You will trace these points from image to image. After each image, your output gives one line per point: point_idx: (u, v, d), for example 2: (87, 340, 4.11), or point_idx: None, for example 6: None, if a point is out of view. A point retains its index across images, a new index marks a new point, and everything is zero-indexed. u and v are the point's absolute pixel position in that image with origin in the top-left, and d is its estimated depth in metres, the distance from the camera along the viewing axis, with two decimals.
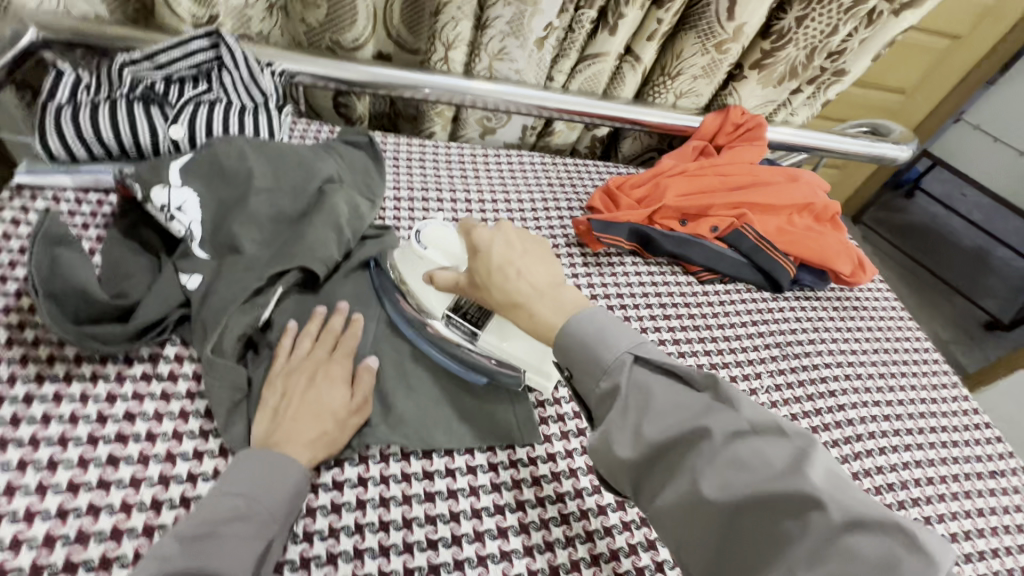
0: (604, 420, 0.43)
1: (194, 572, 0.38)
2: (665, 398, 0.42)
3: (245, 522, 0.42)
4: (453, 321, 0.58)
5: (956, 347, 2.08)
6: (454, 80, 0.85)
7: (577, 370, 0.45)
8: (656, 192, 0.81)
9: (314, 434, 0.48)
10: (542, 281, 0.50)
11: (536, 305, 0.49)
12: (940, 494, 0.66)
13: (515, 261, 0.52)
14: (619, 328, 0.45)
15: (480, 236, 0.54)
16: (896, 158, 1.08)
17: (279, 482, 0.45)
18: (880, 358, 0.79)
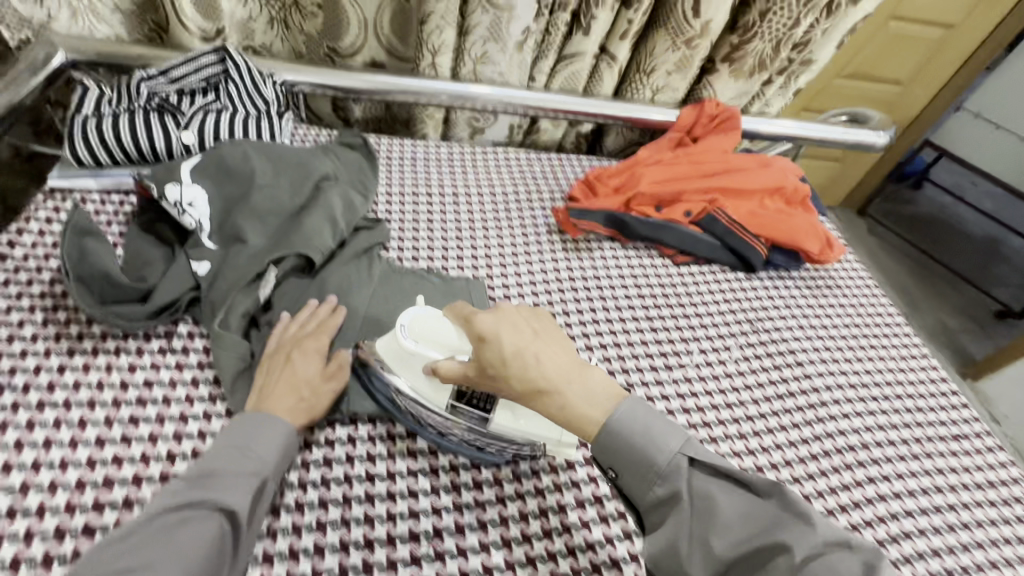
0: (665, 531, 0.44)
1: (202, 501, 0.44)
2: (732, 510, 0.42)
3: (243, 462, 0.48)
4: (460, 408, 0.57)
5: (963, 336, 2.06)
6: (441, 84, 0.91)
7: (625, 472, 0.46)
8: (631, 180, 0.86)
9: (292, 401, 0.54)
10: (565, 364, 0.49)
11: (570, 395, 0.48)
12: (901, 455, 0.69)
13: (531, 346, 0.49)
14: (668, 429, 0.46)
15: (484, 324, 0.51)
16: (874, 144, 1.11)
17: (268, 435, 0.50)
18: (849, 332, 0.83)
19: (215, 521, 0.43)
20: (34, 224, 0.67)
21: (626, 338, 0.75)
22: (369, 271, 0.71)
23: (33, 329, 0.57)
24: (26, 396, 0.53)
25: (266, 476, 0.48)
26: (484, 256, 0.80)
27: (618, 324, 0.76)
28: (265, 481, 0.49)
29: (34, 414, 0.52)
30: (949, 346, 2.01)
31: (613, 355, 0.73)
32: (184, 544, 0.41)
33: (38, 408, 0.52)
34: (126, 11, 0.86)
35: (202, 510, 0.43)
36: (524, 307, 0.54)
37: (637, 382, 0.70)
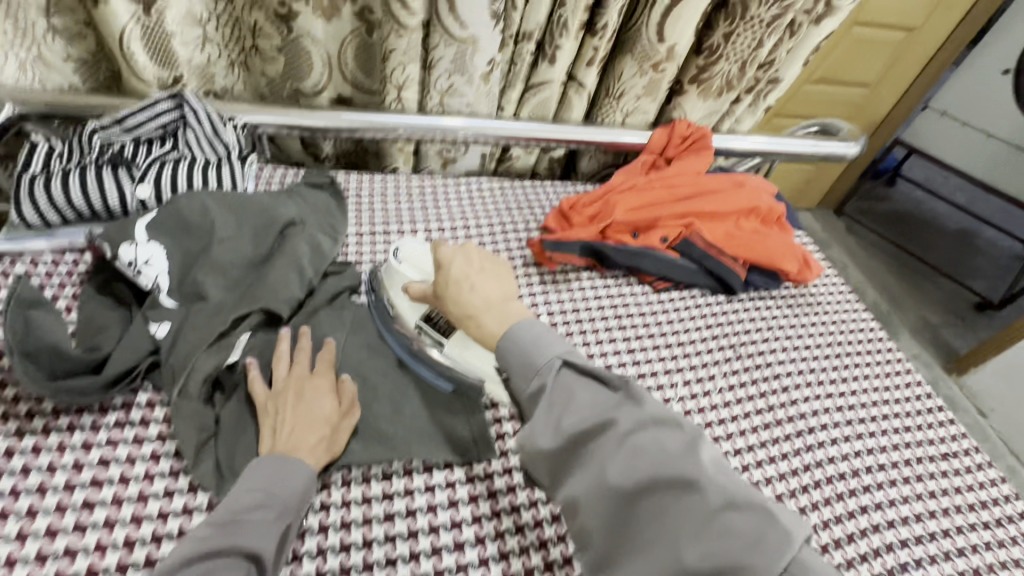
0: (533, 418, 0.47)
1: (233, 548, 0.43)
2: (583, 398, 0.47)
3: (268, 507, 0.47)
4: (424, 330, 0.66)
5: (946, 331, 2.08)
6: (409, 117, 0.90)
7: (513, 375, 0.50)
8: (606, 208, 0.85)
9: (315, 439, 0.54)
10: (493, 296, 0.57)
11: (486, 318, 0.55)
12: (892, 480, 0.68)
13: (473, 276, 0.59)
14: (554, 336, 0.51)
15: (444, 253, 0.61)
16: (846, 155, 1.12)
17: (287, 471, 0.50)
18: (833, 352, 0.82)
19: (242, 566, 0.43)
20: None
21: (609, 373, 0.73)
22: (339, 320, 0.68)
23: None
24: None
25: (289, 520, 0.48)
26: None
27: (600, 357, 0.74)
28: (288, 526, 0.49)
29: None
30: (933, 342, 2.03)
31: None
32: None
33: None
34: (78, 60, 0.83)
35: (228, 557, 0.43)
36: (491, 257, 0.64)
37: None
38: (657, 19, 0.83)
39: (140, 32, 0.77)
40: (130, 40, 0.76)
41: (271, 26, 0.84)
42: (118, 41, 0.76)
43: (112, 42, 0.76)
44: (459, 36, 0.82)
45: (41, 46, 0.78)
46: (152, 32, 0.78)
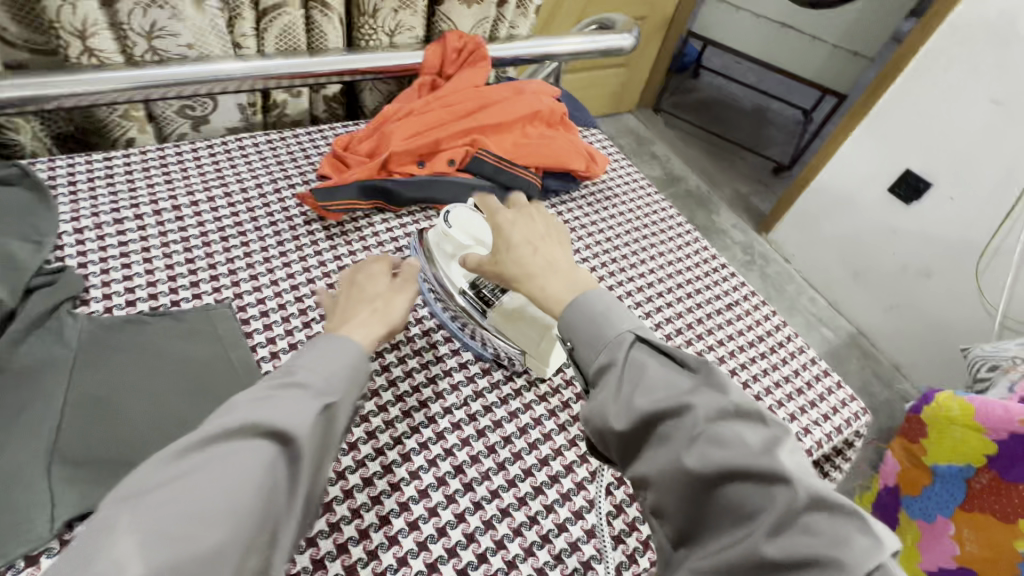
0: (598, 392, 0.42)
1: (253, 426, 0.40)
2: (660, 373, 0.41)
3: (305, 389, 0.44)
4: (468, 295, 0.62)
5: (754, 198, 2.39)
6: (112, 74, 0.71)
7: (578, 345, 0.45)
8: (383, 140, 0.77)
9: (366, 315, 0.54)
10: (556, 259, 0.52)
11: (547, 280, 0.49)
12: (688, 339, 0.73)
13: (534, 240, 0.53)
14: (623, 313, 0.45)
15: (501, 217, 0.55)
16: (625, 46, 1.14)
17: (340, 354, 0.48)
18: (631, 239, 0.85)
19: (264, 451, 0.39)
20: None
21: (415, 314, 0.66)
22: (57, 341, 0.55)
23: None
24: None
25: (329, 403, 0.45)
26: (228, 272, 0.66)
27: None
28: (334, 406, 0.45)
29: None
30: (745, 210, 2.31)
31: (402, 339, 0.64)
32: (226, 478, 0.37)
33: None
34: None
35: (253, 435, 0.39)
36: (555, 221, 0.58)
37: (430, 361, 0.63)
38: None
39: None
40: None
41: None
42: None
43: None
44: None
45: None
46: None
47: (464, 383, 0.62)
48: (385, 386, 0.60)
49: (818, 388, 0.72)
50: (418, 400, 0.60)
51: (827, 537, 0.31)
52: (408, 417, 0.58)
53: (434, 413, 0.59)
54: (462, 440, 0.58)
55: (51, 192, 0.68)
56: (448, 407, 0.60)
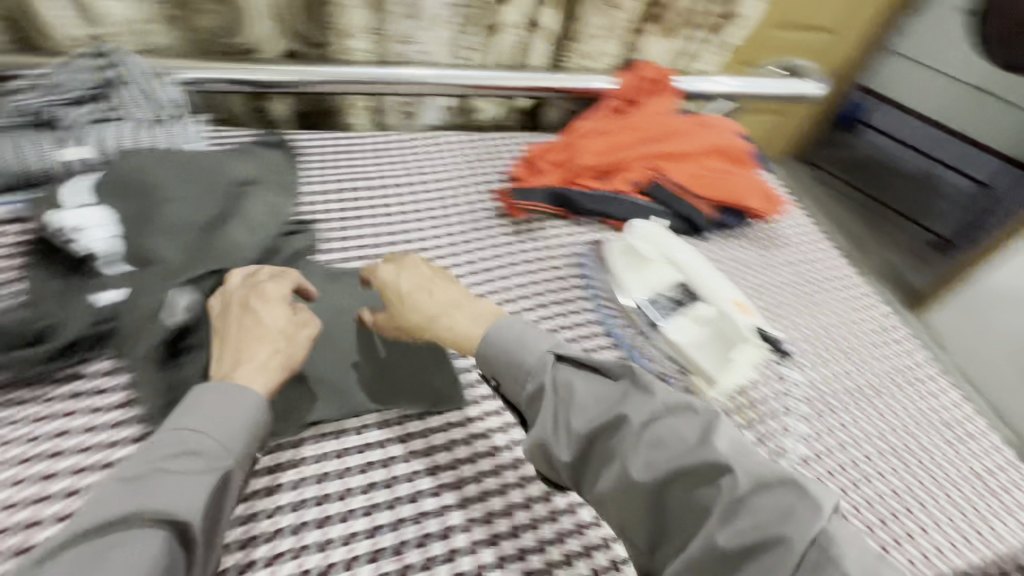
0: (538, 419, 0.47)
1: (138, 513, 0.37)
2: (586, 392, 0.47)
3: (193, 457, 0.42)
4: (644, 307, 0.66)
5: (909, 271, 2.15)
6: (363, 70, 0.86)
7: (502, 380, 0.52)
8: (571, 154, 0.83)
9: (265, 356, 0.49)
10: (452, 297, 0.58)
11: (457, 319, 0.55)
12: (855, 401, 0.69)
13: (422, 283, 0.58)
14: (535, 334, 0.52)
15: (384, 277, 0.59)
16: (810, 94, 1.11)
17: (232, 409, 0.45)
18: (799, 288, 0.83)
19: (160, 535, 0.37)
20: None
21: (580, 318, 0.69)
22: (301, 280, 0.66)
23: None
24: None
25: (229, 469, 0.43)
26: (424, 248, 0.75)
27: (572, 303, 0.71)
28: (226, 476, 0.43)
29: None
30: (896, 283, 2.10)
31: (569, 338, 0.67)
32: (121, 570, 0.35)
33: None
34: None
35: (144, 523, 0.37)
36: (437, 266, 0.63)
37: None
38: None
39: None
40: None
41: None
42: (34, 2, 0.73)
43: None
44: None
45: None
46: None
47: None
48: None
49: (993, 481, 0.67)
50: None
51: (772, 512, 0.37)
52: None
53: None
54: None
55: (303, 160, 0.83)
56: None
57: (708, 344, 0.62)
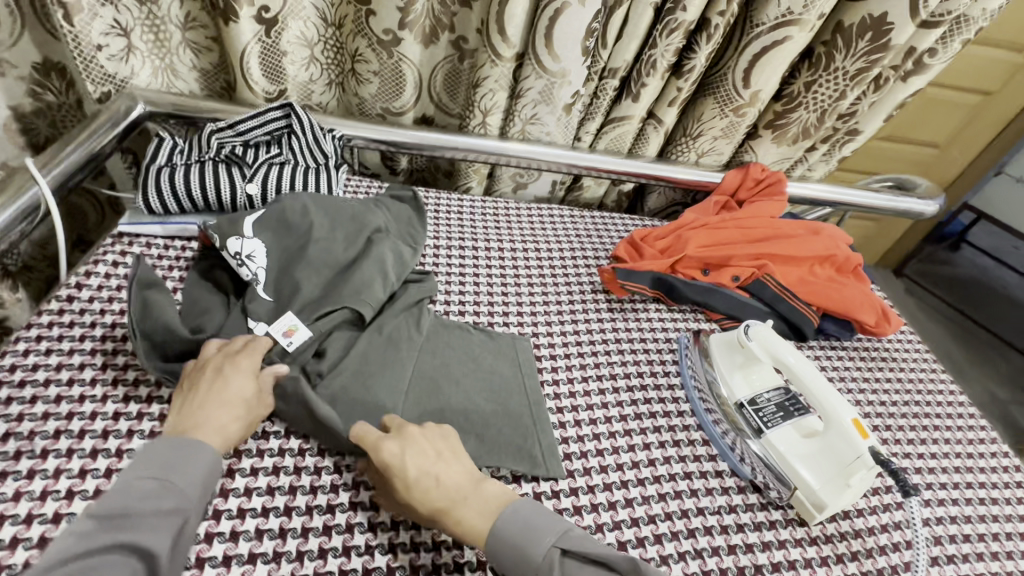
0: None
1: (116, 545, 0.43)
2: None
3: (162, 498, 0.46)
4: (745, 410, 0.64)
5: (1017, 409, 1.94)
6: (489, 142, 0.94)
7: (506, 570, 0.48)
8: (678, 243, 0.86)
9: (226, 420, 0.53)
10: (462, 481, 0.53)
11: (464, 512, 0.51)
12: (979, 553, 0.61)
13: (432, 467, 0.52)
14: (545, 521, 0.50)
15: (388, 454, 0.52)
16: (922, 212, 1.09)
17: (190, 463, 0.49)
18: (912, 411, 0.76)
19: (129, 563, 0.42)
20: (103, 265, 0.70)
21: (676, 407, 0.69)
22: (416, 327, 0.70)
23: (91, 373, 0.59)
24: (81, 442, 0.54)
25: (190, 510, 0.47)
26: (529, 313, 0.79)
27: (668, 388, 0.71)
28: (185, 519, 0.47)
29: (86, 462, 0.52)
30: (1002, 420, 1.88)
31: (663, 425, 0.67)
32: None
33: (92, 455, 0.53)
34: (203, 69, 0.93)
35: (114, 554, 0.42)
36: (440, 429, 0.57)
37: (688, 456, 0.64)
38: (744, 65, 0.84)
39: (259, 50, 0.88)
40: (248, 56, 0.87)
41: (371, 52, 0.92)
42: (239, 59, 0.87)
43: (234, 55, 0.87)
44: (550, 70, 0.85)
45: (173, 56, 0.89)
46: (269, 50, 0.89)
47: (718, 492, 0.61)
48: (644, 463, 0.63)
49: None
50: (674, 489, 0.61)
51: None
52: (664, 501, 0.60)
53: (688, 509, 0.59)
54: (713, 548, 0.57)
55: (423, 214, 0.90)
56: (701, 508, 0.60)
57: (819, 459, 0.58)
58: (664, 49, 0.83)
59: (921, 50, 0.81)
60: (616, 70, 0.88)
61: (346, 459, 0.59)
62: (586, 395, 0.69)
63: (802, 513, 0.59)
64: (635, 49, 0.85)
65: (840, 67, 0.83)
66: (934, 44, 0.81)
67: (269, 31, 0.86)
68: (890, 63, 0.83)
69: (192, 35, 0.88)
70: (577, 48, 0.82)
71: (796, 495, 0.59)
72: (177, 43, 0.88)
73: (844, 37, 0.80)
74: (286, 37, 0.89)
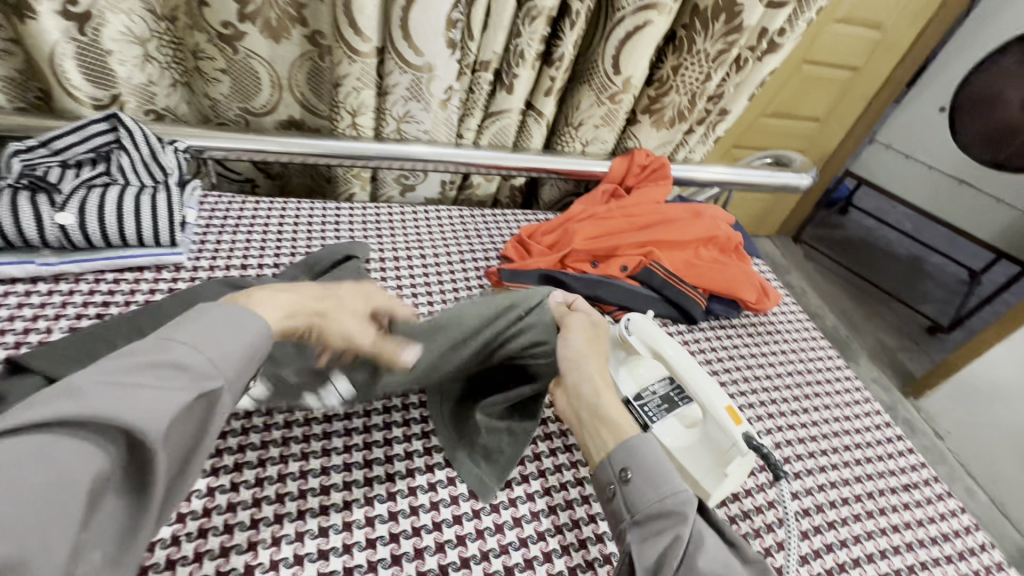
0: (661, 526, 0.46)
1: None
2: (716, 547, 0.46)
3: (179, 372, 0.37)
4: (631, 407, 0.63)
5: (902, 354, 2.14)
6: (362, 144, 0.87)
7: (640, 479, 0.49)
8: (565, 237, 0.84)
9: (294, 303, 0.50)
10: (600, 383, 0.58)
11: (607, 402, 0.56)
12: (856, 513, 0.64)
13: (585, 354, 0.59)
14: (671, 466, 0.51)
15: (574, 323, 0.62)
16: (798, 186, 1.15)
17: (161, 402, 0.35)
18: (794, 381, 0.79)
19: None
20: None
21: None
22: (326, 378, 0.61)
23: None
24: None
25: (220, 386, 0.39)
26: None
27: None
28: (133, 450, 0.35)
29: None
30: (891, 366, 2.07)
31: None
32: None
33: None
34: (6, 78, 0.79)
35: None
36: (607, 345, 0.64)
37: None
38: (611, 52, 0.83)
39: (75, 52, 0.75)
40: (62, 59, 0.74)
41: (214, 48, 0.83)
42: (49, 62, 0.74)
43: (43, 61, 0.74)
44: (413, 64, 0.79)
45: None
46: (88, 51, 0.75)
47: None
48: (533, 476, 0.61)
49: None
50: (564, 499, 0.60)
51: None
52: (554, 513, 0.59)
53: (580, 517, 0.59)
54: (604, 556, 0.56)
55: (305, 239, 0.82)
56: None
57: (700, 449, 0.58)
58: (531, 38, 0.80)
59: (773, 31, 0.83)
60: (487, 63, 0.83)
61: (187, 527, 0.50)
62: None
63: None
64: (502, 41, 0.81)
65: (702, 50, 0.83)
66: (784, 25, 0.83)
67: (82, 28, 0.73)
68: (746, 45, 0.84)
69: None
70: (439, 40, 0.77)
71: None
72: None
73: (701, 20, 0.81)
74: (108, 35, 0.76)
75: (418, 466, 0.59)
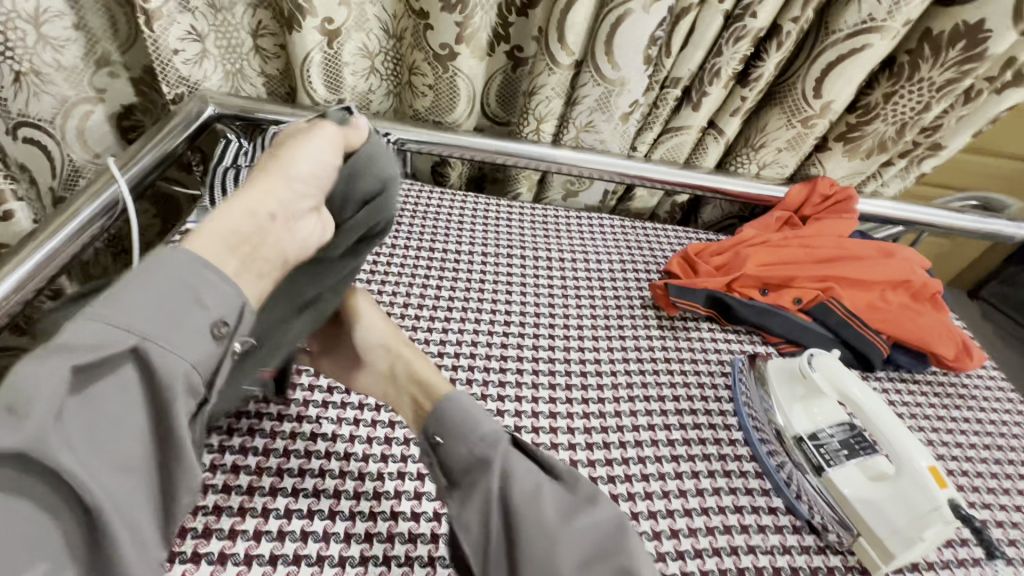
0: (473, 491, 0.48)
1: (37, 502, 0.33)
2: (522, 481, 0.47)
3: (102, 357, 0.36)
4: (804, 445, 0.62)
5: None
6: (542, 148, 0.92)
7: (449, 440, 0.50)
8: (736, 260, 0.81)
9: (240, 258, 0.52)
10: (417, 365, 0.57)
11: (419, 385, 0.56)
12: None
13: (407, 351, 0.59)
14: (483, 414, 0.51)
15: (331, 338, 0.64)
16: (1012, 236, 1.00)
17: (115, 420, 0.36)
18: (992, 457, 0.70)
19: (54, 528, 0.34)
20: None
21: (728, 436, 0.66)
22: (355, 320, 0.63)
23: None
24: None
25: (150, 350, 0.38)
26: (577, 325, 0.77)
27: (720, 415, 0.68)
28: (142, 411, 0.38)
29: None
30: None
31: (713, 454, 0.64)
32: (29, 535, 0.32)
33: None
34: (269, 75, 0.97)
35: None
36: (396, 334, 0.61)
37: (740, 488, 0.61)
38: (816, 75, 0.79)
39: (321, 60, 0.89)
40: (310, 63, 0.88)
41: (428, 66, 0.91)
42: (301, 64, 0.88)
43: (297, 62, 0.88)
44: (609, 78, 0.83)
45: (243, 61, 0.93)
46: (331, 60, 0.89)
47: (772, 530, 0.58)
48: (692, 493, 0.60)
49: None
50: (724, 523, 0.58)
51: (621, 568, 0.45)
52: (712, 534, 0.57)
53: (739, 545, 0.57)
54: None
55: (484, 232, 0.90)
56: (753, 547, 0.57)
57: (888, 504, 0.54)
58: (730, 57, 0.79)
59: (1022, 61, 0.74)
60: (678, 79, 0.85)
61: (391, 466, 0.61)
62: (632, 416, 0.67)
63: (864, 560, 0.56)
64: (700, 58, 0.82)
65: (926, 78, 0.77)
66: None
67: (332, 42, 0.87)
68: (984, 74, 0.76)
69: (262, 42, 0.92)
70: (637, 55, 0.79)
71: (858, 541, 0.56)
72: (248, 50, 0.93)
73: (932, 46, 0.74)
74: (349, 48, 0.90)
75: (581, 458, 0.62)
